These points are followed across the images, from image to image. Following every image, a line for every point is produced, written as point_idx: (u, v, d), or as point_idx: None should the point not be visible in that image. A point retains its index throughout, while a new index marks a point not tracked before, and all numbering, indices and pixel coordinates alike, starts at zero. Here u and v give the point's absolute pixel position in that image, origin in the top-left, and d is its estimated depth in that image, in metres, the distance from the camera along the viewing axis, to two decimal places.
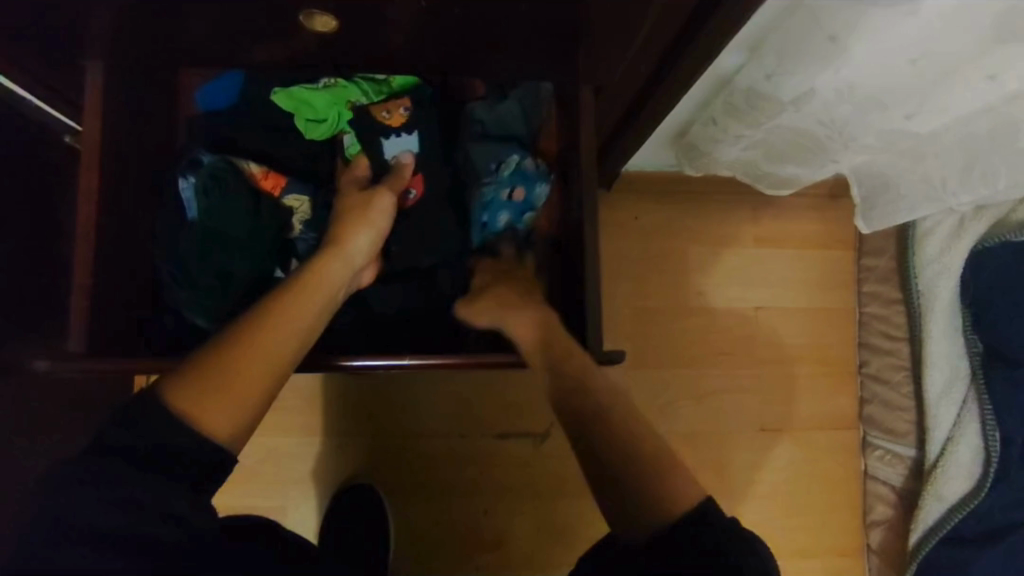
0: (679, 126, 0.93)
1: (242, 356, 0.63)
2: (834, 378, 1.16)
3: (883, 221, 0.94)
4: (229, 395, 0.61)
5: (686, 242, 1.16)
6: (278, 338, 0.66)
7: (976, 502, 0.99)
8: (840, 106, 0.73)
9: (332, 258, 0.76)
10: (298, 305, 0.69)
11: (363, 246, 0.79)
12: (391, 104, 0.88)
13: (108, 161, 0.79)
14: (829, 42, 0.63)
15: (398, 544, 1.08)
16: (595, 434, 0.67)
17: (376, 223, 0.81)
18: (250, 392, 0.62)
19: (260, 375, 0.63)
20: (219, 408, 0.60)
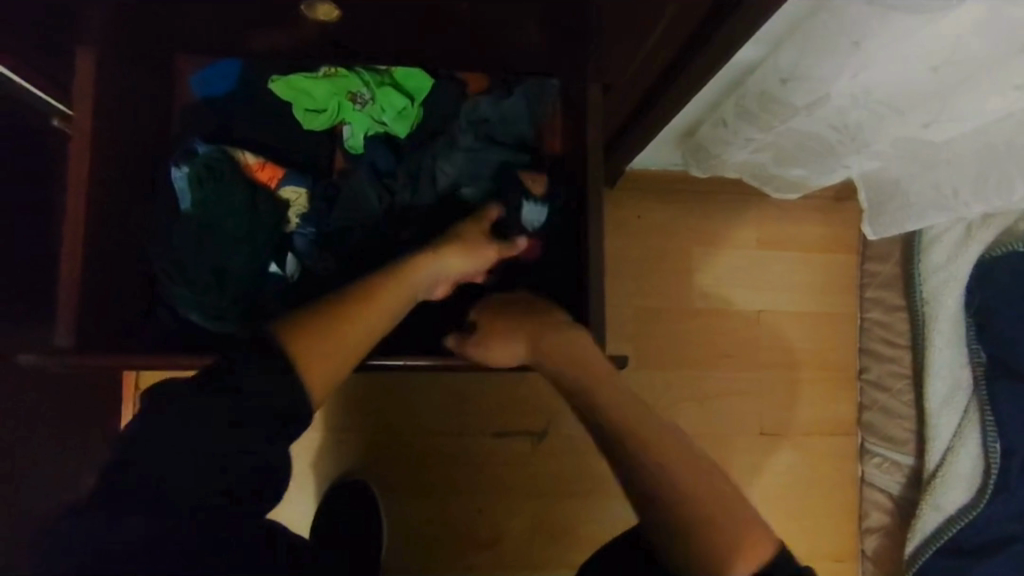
0: (688, 125, 0.91)
1: (353, 321, 0.68)
2: (834, 384, 1.15)
3: (890, 228, 0.92)
4: (336, 355, 0.65)
5: (691, 243, 1.15)
6: (383, 311, 0.71)
7: (973, 513, 0.99)
8: (856, 111, 0.71)
9: (433, 258, 0.77)
10: (388, 294, 0.72)
11: (454, 269, 0.79)
12: (542, 176, 0.88)
13: (98, 148, 0.77)
14: (851, 46, 0.62)
15: (393, 542, 1.07)
16: (618, 451, 0.68)
17: (463, 264, 0.80)
18: (351, 354, 0.67)
19: (363, 345, 0.68)
20: (324, 367, 0.64)
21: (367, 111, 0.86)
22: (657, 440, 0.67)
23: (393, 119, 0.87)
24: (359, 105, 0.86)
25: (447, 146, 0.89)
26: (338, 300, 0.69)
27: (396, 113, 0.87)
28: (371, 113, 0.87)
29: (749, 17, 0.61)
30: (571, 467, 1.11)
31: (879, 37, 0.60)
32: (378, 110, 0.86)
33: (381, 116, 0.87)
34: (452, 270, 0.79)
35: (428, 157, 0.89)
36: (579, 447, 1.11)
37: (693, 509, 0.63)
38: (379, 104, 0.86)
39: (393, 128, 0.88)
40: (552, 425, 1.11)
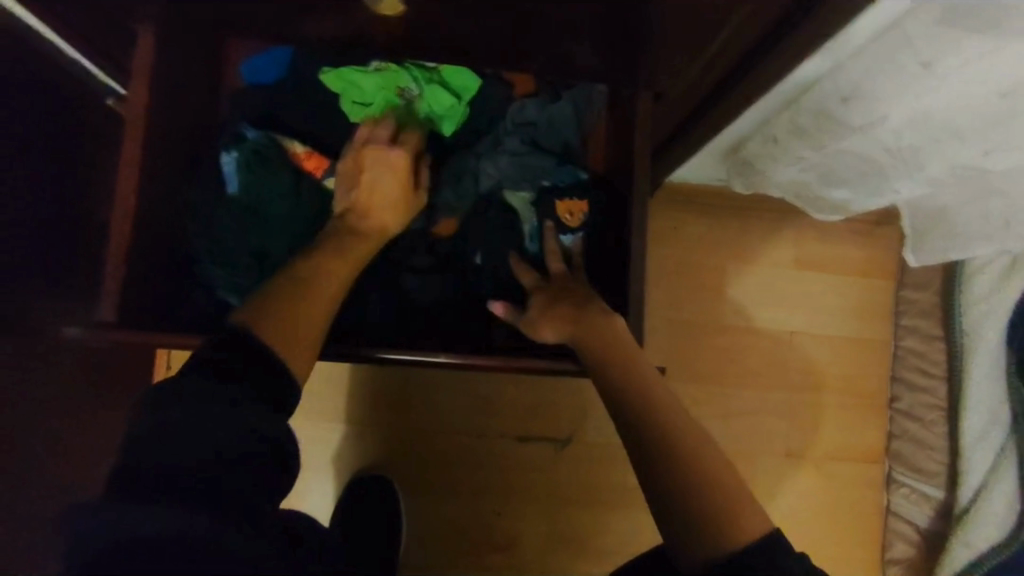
0: (734, 141, 0.90)
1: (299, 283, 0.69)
2: (863, 410, 1.13)
3: (935, 255, 0.91)
4: (288, 314, 0.65)
5: (725, 257, 1.14)
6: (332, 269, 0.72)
7: (1006, 553, 0.97)
8: (913, 133, 0.70)
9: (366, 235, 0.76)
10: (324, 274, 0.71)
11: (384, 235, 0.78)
12: (574, 207, 0.88)
13: (154, 127, 0.77)
14: (920, 68, 0.61)
15: (410, 539, 1.07)
16: (656, 459, 0.63)
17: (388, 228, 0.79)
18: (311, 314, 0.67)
19: (324, 301, 0.69)
20: (282, 327, 0.64)
21: (412, 106, 0.86)
22: (698, 441, 0.63)
23: (438, 115, 0.87)
24: (404, 100, 0.86)
25: (491, 146, 0.90)
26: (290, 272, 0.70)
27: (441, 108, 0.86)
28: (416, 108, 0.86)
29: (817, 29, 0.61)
30: (591, 475, 1.10)
31: (948, 57, 0.59)
32: (423, 105, 0.86)
33: (426, 112, 0.86)
34: (384, 224, 0.78)
35: (472, 157, 0.90)
36: (601, 457, 1.10)
37: (735, 519, 0.58)
38: (424, 99, 0.86)
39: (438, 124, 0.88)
40: (575, 433, 1.10)
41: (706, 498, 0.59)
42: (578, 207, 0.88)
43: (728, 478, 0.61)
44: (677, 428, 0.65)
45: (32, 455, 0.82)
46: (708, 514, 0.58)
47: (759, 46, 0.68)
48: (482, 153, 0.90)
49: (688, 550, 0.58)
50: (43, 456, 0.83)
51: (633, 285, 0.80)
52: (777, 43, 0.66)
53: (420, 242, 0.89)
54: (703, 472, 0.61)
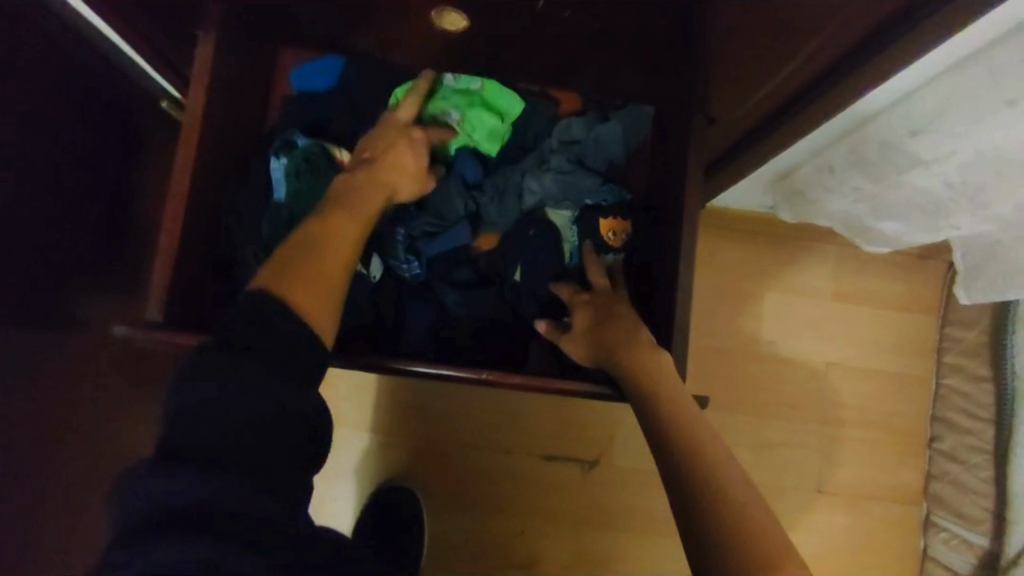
0: (786, 168, 0.89)
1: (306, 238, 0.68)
2: (902, 449, 1.10)
3: (986, 295, 0.90)
4: (311, 275, 0.64)
5: (763, 285, 1.12)
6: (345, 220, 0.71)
7: None
8: (980, 169, 0.68)
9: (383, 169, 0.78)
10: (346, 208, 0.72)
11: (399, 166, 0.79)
12: (617, 227, 0.87)
13: (210, 129, 0.78)
14: (1005, 105, 0.59)
15: (431, 554, 1.05)
16: (690, 493, 0.60)
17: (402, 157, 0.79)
18: (325, 266, 0.66)
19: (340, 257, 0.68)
20: (297, 284, 0.62)
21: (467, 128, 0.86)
22: (728, 478, 0.61)
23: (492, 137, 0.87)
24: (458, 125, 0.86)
25: (536, 163, 0.89)
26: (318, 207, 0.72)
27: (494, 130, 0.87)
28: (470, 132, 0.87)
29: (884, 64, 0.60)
30: (619, 499, 1.08)
31: None
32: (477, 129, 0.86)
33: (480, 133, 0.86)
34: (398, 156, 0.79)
35: (517, 172, 0.89)
36: (629, 480, 1.08)
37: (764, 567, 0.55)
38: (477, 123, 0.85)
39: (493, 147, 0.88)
40: (604, 454, 1.08)
41: (735, 541, 0.57)
42: (620, 226, 0.87)
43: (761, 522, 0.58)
44: (710, 464, 0.62)
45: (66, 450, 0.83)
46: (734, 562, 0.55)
47: (823, 74, 0.67)
48: (524, 168, 0.89)
49: None
50: (76, 450, 0.83)
51: (680, 311, 0.78)
52: (843, 73, 0.65)
53: (460, 257, 0.89)
54: (733, 513, 0.58)
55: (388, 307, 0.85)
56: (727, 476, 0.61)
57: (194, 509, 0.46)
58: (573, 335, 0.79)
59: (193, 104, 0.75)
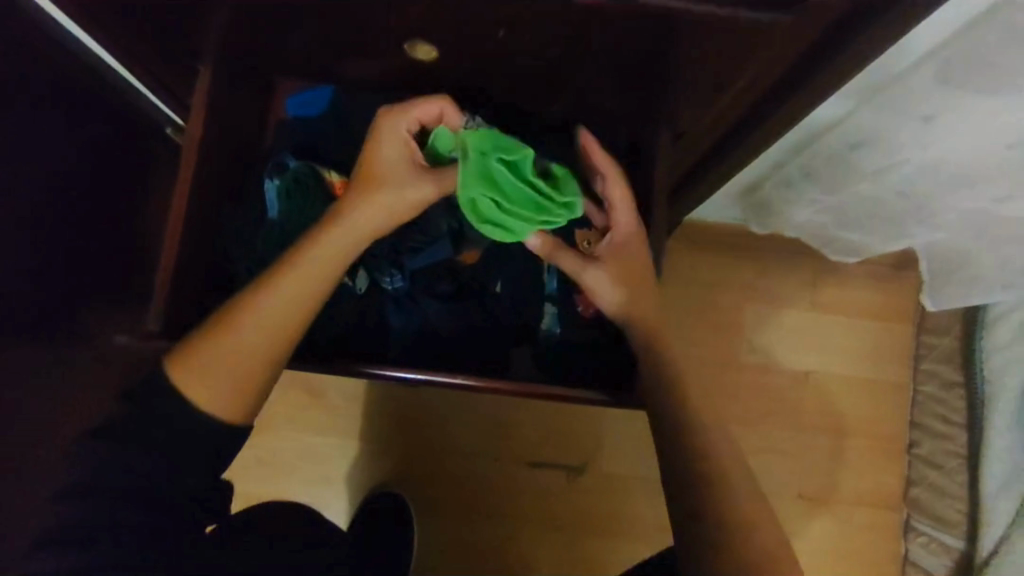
0: (753, 182, 0.92)
1: (226, 330, 0.63)
2: (882, 456, 1.11)
3: (952, 301, 0.92)
4: (228, 381, 0.63)
5: (740, 297, 1.15)
6: (265, 313, 0.64)
7: None
8: (922, 181, 0.71)
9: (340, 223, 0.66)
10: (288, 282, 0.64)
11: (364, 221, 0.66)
12: None
13: (207, 152, 0.84)
14: (923, 120, 0.63)
15: (423, 557, 1.09)
16: (689, 486, 0.66)
17: (378, 201, 0.66)
18: (239, 367, 0.63)
19: (257, 363, 0.64)
20: (209, 384, 0.62)
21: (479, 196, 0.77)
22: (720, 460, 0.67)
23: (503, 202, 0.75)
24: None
25: None
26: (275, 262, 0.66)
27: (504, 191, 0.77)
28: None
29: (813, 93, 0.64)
30: (605, 505, 1.10)
31: (949, 110, 0.60)
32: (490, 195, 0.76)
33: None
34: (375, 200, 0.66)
35: None
36: (614, 488, 1.11)
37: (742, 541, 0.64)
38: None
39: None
40: (590, 461, 1.11)
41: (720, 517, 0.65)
42: None
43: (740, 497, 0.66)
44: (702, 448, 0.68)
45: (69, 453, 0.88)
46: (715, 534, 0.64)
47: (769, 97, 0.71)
48: None
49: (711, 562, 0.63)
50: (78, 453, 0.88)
51: None
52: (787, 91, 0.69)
53: (444, 268, 0.90)
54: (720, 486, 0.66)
55: (373, 318, 0.89)
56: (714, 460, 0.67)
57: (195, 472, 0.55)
58: (601, 256, 0.75)
59: (190, 135, 0.81)
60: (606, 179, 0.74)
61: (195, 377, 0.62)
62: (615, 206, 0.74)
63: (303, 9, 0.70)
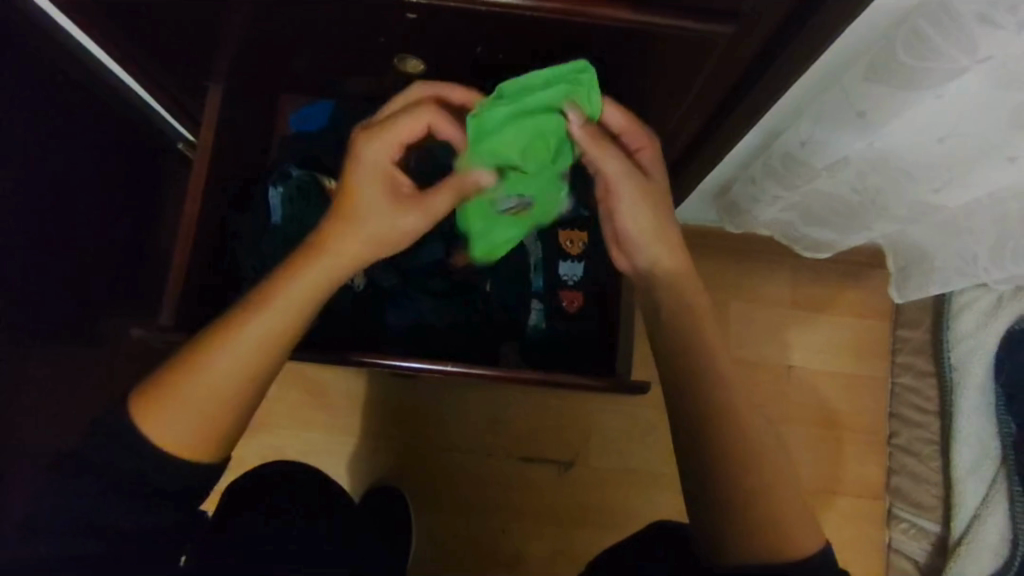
0: (723, 183, 0.99)
1: (194, 375, 0.61)
2: (862, 447, 1.14)
3: (917, 292, 0.97)
4: (195, 428, 0.60)
5: (723, 296, 1.18)
6: (241, 355, 0.61)
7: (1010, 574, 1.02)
8: (871, 175, 0.78)
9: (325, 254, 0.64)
10: (267, 315, 0.62)
11: (350, 250, 0.64)
12: (574, 236, 0.96)
13: (214, 163, 0.90)
14: (858, 117, 0.69)
15: (422, 548, 1.13)
16: (705, 457, 0.62)
17: (365, 231, 0.65)
18: (212, 406, 0.61)
19: (228, 408, 0.61)
20: (176, 429, 0.60)
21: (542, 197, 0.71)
22: (745, 445, 0.62)
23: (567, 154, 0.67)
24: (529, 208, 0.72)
25: None
26: (257, 293, 0.64)
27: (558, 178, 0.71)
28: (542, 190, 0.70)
29: (760, 99, 0.71)
30: (596, 496, 1.15)
31: (881, 110, 0.67)
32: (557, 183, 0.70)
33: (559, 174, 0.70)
34: (362, 232, 0.64)
35: None
36: (603, 481, 1.15)
37: (759, 526, 0.60)
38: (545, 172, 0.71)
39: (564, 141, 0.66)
40: (580, 455, 1.16)
41: (738, 498, 0.61)
42: (577, 237, 0.96)
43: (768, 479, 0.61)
44: (721, 429, 0.62)
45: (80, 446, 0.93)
46: (728, 518, 0.61)
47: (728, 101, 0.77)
48: None
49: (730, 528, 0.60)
50: None
51: (623, 322, 0.91)
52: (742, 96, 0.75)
53: (435, 268, 0.95)
54: (743, 471, 0.61)
55: (371, 317, 0.95)
56: (731, 442, 0.62)
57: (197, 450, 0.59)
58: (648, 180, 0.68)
59: (202, 149, 0.88)
60: (609, 105, 0.68)
61: (164, 420, 0.59)
62: (631, 128, 0.69)
63: (303, 30, 0.77)
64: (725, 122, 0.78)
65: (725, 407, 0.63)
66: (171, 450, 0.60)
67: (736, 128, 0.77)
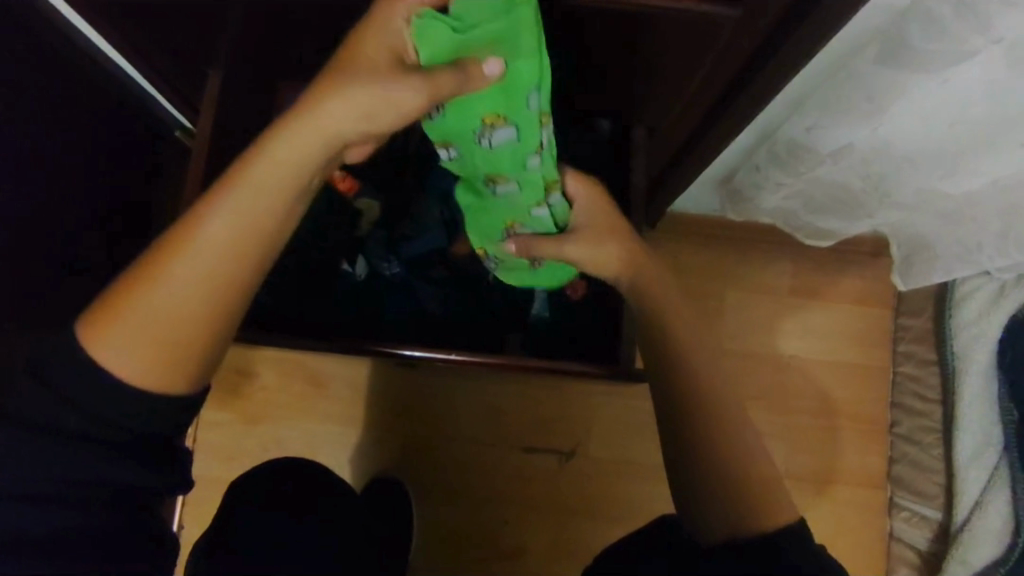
0: (726, 172, 0.98)
1: (150, 288, 0.57)
2: (862, 435, 1.14)
3: (918, 279, 0.96)
4: (155, 350, 0.57)
5: (724, 285, 1.17)
6: (201, 270, 0.58)
7: (1012, 560, 1.01)
8: (877, 162, 0.78)
9: (272, 151, 0.59)
10: (222, 224, 0.58)
11: (302, 149, 0.59)
12: None
13: (215, 153, 0.89)
14: (866, 101, 0.68)
15: (422, 539, 1.13)
16: (687, 440, 0.63)
17: (323, 125, 0.59)
18: (168, 326, 0.57)
19: (189, 328, 0.58)
20: (130, 352, 0.56)
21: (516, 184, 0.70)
22: (727, 414, 0.63)
23: (523, 95, 0.60)
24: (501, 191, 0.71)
25: None
26: (208, 196, 0.59)
27: (488, 135, 0.64)
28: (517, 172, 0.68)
29: (764, 85, 0.70)
30: (599, 485, 1.14)
31: (889, 93, 0.66)
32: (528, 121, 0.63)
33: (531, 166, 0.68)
34: (324, 127, 0.59)
35: None
36: (606, 471, 1.15)
37: (738, 494, 0.60)
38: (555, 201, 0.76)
39: (519, 70, 0.59)
40: (581, 444, 1.15)
41: (717, 468, 0.61)
42: None
43: (740, 447, 0.62)
44: (702, 401, 0.64)
45: None
46: (706, 485, 0.61)
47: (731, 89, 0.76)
48: None
49: (699, 507, 0.62)
50: None
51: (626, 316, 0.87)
52: (739, 89, 0.74)
53: (436, 255, 0.94)
54: (719, 444, 0.62)
55: (370, 305, 0.95)
56: (717, 413, 0.63)
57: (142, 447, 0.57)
58: (576, 231, 0.74)
59: (202, 136, 0.87)
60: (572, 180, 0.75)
61: (120, 341, 0.56)
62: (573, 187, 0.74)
63: (307, 14, 0.76)
64: (729, 108, 0.77)
65: (705, 381, 0.65)
66: (125, 376, 0.56)
67: (742, 115, 0.77)
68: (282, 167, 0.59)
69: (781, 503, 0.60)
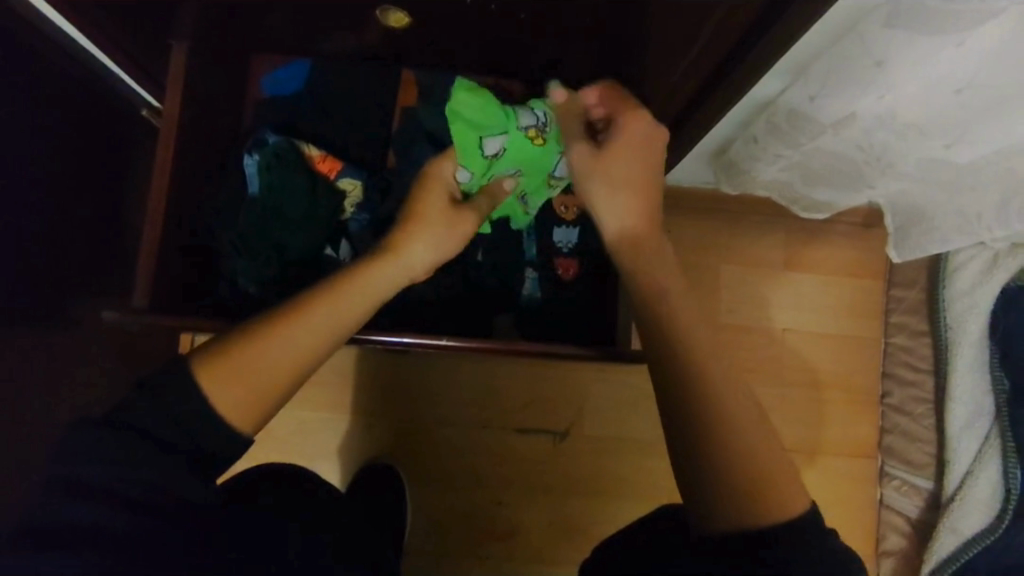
0: (720, 143, 0.95)
1: (272, 342, 0.61)
2: (851, 408, 1.15)
3: (914, 251, 0.95)
4: (251, 396, 0.59)
5: (719, 260, 1.15)
6: (315, 335, 0.62)
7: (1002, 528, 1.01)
8: (879, 132, 0.75)
9: (392, 258, 0.70)
10: (341, 299, 0.64)
11: (420, 256, 0.71)
12: (570, 201, 0.94)
13: (183, 135, 0.84)
14: (875, 67, 0.65)
15: (416, 523, 1.12)
16: (690, 427, 0.59)
17: (437, 242, 0.73)
18: (272, 377, 0.60)
19: (285, 380, 0.61)
20: (241, 407, 0.59)
21: (523, 156, 0.79)
22: (735, 398, 0.59)
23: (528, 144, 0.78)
24: (503, 153, 0.78)
25: None
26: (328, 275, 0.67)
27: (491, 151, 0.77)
28: (533, 156, 0.80)
29: (757, 59, 0.67)
30: (594, 465, 1.14)
31: (899, 59, 0.63)
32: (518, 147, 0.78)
33: (546, 169, 0.82)
34: (439, 237, 0.73)
35: None
36: (601, 450, 1.14)
37: (745, 487, 0.56)
38: (508, 209, 0.87)
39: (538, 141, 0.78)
40: (575, 425, 1.14)
41: (711, 457, 0.57)
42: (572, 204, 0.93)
43: (739, 435, 0.58)
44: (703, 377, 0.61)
45: (51, 433, 0.89)
46: (715, 472, 0.57)
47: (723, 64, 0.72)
48: None
49: (708, 499, 0.57)
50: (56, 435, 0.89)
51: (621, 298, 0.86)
52: (733, 62, 0.70)
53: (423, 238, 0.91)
54: (715, 430, 0.58)
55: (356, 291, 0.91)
56: (716, 406, 0.59)
57: (124, 465, 0.54)
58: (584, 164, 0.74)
59: (169, 118, 0.82)
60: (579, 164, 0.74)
61: (227, 385, 0.58)
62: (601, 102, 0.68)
63: None
64: (719, 87, 0.74)
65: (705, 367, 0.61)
66: (225, 412, 0.58)
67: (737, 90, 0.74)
68: (392, 262, 0.69)
69: (798, 498, 0.57)
